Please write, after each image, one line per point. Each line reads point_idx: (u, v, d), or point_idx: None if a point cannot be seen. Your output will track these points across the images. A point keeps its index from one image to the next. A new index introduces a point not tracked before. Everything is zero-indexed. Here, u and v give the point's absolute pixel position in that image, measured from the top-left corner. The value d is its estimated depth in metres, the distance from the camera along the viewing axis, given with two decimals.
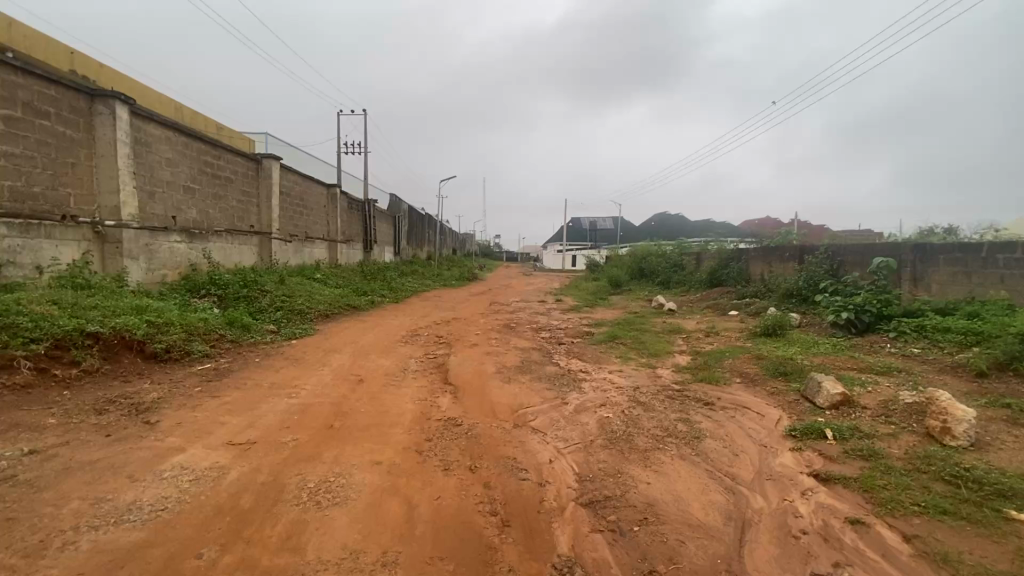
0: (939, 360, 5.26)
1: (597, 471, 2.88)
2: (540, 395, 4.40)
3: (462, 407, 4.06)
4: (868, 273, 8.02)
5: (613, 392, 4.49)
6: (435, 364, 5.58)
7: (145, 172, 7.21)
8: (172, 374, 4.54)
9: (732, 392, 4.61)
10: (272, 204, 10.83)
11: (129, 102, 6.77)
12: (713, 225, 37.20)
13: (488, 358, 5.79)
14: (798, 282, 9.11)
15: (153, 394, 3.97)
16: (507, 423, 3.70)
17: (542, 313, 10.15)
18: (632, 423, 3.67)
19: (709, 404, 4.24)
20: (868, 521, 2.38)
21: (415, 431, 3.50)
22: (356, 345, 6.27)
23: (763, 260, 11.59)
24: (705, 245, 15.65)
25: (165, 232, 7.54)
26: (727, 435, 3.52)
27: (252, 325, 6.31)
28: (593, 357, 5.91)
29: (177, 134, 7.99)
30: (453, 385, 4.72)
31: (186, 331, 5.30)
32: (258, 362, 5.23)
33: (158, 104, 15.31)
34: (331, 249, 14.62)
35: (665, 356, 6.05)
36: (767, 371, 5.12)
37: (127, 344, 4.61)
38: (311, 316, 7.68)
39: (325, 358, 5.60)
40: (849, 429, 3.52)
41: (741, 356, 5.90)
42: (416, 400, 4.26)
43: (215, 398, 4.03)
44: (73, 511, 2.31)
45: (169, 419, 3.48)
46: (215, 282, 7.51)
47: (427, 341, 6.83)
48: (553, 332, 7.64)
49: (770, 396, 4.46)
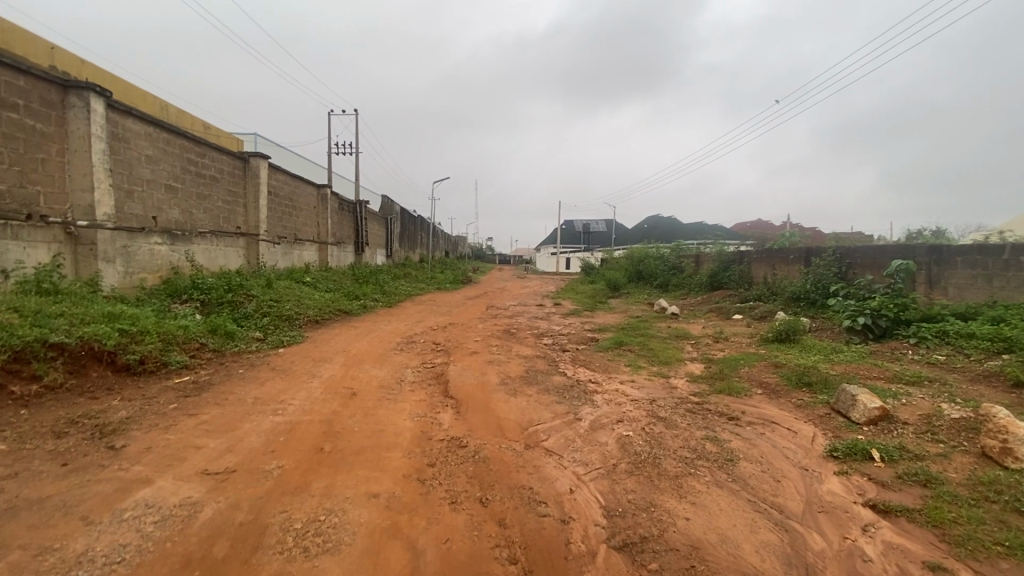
0: (968, 369, 4.97)
1: (627, 504, 2.52)
2: (550, 409, 4.04)
3: (466, 425, 3.69)
4: (881, 276, 7.74)
5: (629, 406, 4.13)
6: (434, 375, 5.20)
7: (122, 169, 6.77)
8: (145, 389, 4.11)
9: (756, 404, 4.27)
10: (259, 204, 10.39)
11: (105, 94, 6.33)
12: (707, 228, 37.08)
13: (490, 367, 5.41)
14: (806, 285, 8.84)
15: (123, 412, 3.56)
16: (517, 443, 3.34)
17: (541, 317, 9.77)
18: (656, 443, 3.32)
19: (735, 419, 3.90)
20: (950, 567, 2.06)
21: (416, 455, 3.12)
22: (347, 354, 5.87)
23: (766, 262, 11.33)
24: (704, 247, 15.36)
25: (144, 234, 7.10)
26: (762, 456, 3.17)
27: (236, 332, 5.89)
28: (601, 366, 5.55)
29: (158, 129, 7.56)
30: (454, 398, 4.34)
31: (163, 340, 4.88)
32: (241, 374, 4.81)
33: (142, 102, 14.79)
34: (322, 251, 14.17)
35: (677, 364, 5.70)
36: (789, 381, 4.79)
37: (97, 356, 4.19)
38: (300, 322, 7.26)
39: (315, 368, 5.20)
40: (896, 450, 3.20)
41: (757, 364, 5.56)
42: (415, 417, 3.87)
43: (191, 417, 3.62)
44: (8, 568, 1.91)
45: (136, 444, 3.08)
46: (198, 287, 7.09)
47: (422, 349, 6.43)
48: (555, 338, 7.28)
49: (798, 409, 4.13)
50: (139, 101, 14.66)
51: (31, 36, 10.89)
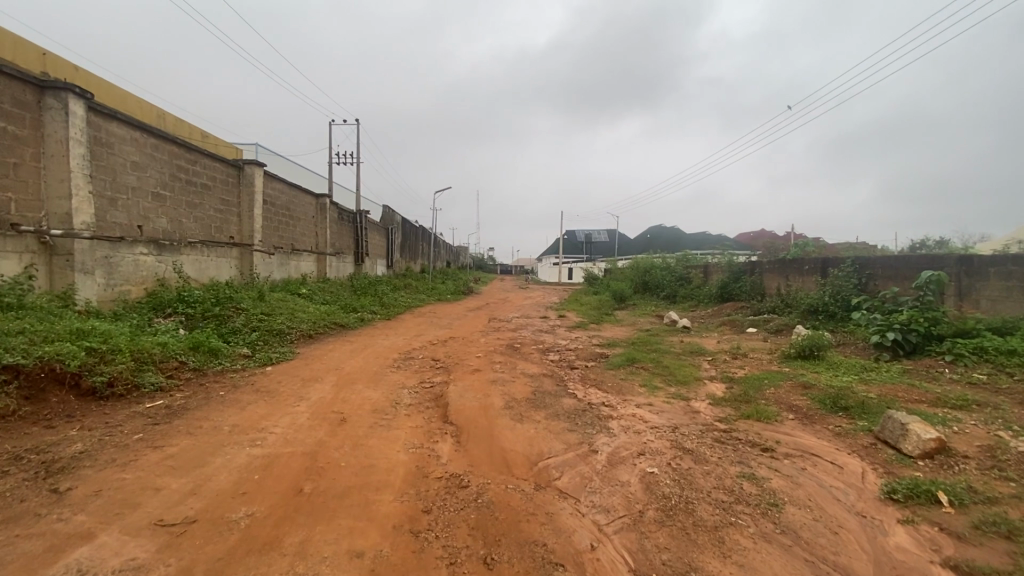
0: (1017, 390, 4.53)
1: (661, 569, 2.11)
2: (561, 439, 3.61)
3: (467, 460, 3.26)
4: (907, 288, 7.30)
5: (649, 435, 3.71)
6: (433, 396, 4.77)
7: (105, 175, 6.41)
8: (110, 416, 3.70)
9: (789, 432, 3.84)
10: (254, 213, 10.03)
11: (85, 96, 6.00)
12: (712, 238, 36.69)
13: (494, 387, 4.97)
14: (824, 297, 8.42)
15: (78, 446, 3.15)
16: (526, 483, 2.91)
17: (546, 331, 9.33)
18: (686, 482, 2.89)
19: (769, 451, 3.47)
20: None
21: (409, 499, 2.70)
22: (340, 373, 5.44)
23: (779, 273, 10.91)
24: (712, 258, 14.95)
25: (128, 243, 6.73)
26: (811, 500, 2.74)
27: (220, 349, 5.48)
28: (614, 387, 5.11)
29: (145, 134, 7.22)
30: (455, 425, 3.91)
31: (137, 360, 4.48)
32: (221, 396, 4.39)
33: (138, 110, 14.51)
34: (320, 262, 13.79)
35: (696, 384, 5.26)
36: (823, 405, 4.35)
37: (58, 379, 3.79)
38: (291, 337, 6.84)
39: (303, 390, 4.77)
40: (964, 490, 2.77)
41: (783, 384, 5.12)
42: (409, 448, 3.45)
43: (157, 449, 3.21)
44: None
45: (84, 487, 2.67)
46: (185, 300, 6.70)
47: (421, 366, 6.00)
48: (562, 354, 6.84)
49: (838, 439, 3.69)
50: (135, 109, 14.41)
51: (22, 42, 10.62)
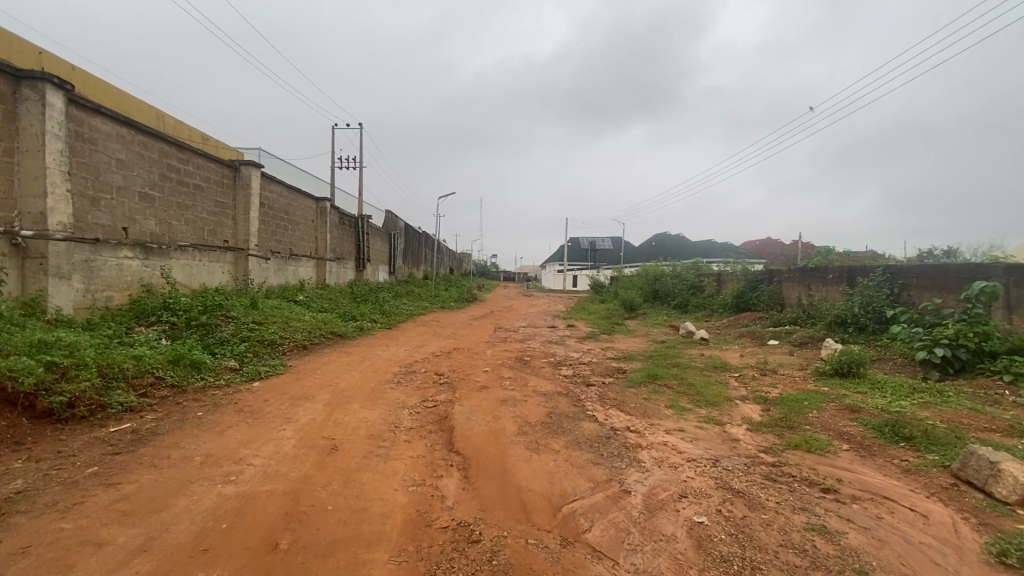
0: None
1: None
2: (586, 475, 3.10)
3: (477, 504, 2.76)
4: (948, 299, 6.76)
5: (688, 470, 3.20)
6: (436, 418, 4.26)
7: (86, 172, 5.95)
8: (64, 443, 3.20)
9: (850, 468, 3.33)
10: (250, 216, 9.59)
11: (65, 87, 5.53)
12: (719, 246, 36.22)
13: (503, 408, 4.46)
14: (853, 308, 7.89)
15: (17, 484, 2.65)
16: (550, 537, 2.42)
17: (556, 342, 8.80)
18: (744, 538, 2.39)
19: (832, 493, 2.96)
20: None
21: (411, 560, 2.21)
22: (333, 390, 4.93)
23: (799, 283, 10.38)
24: (726, 266, 14.43)
25: (111, 246, 6.27)
26: (904, 566, 2.23)
27: (204, 362, 4.98)
28: (637, 408, 4.58)
29: (133, 131, 6.77)
30: (462, 457, 3.40)
31: (106, 377, 3.98)
32: (198, 418, 3.89)
33: (136, 111, 14.13)
34: (319, 267, 13.32)
35: (728, 406, 4.73)
36: (881, 434, 3.83)
37: (8, 400, 3.31)
38: (283, 348, 6.34)
39: (292, 410, 4.27)
40: None
41: (826, 407, 4.59)
42: (408, 486, 2.94)
43: (111, 487, 2.71)
44: None
45: (10, 542, 2.17)
46: (170, 308, 6.23)
47: (422, 383, 5.49)
48: (576, 368, 6.32)
49: (908, 479, 3.18)
50: (134, 111, 14.03)
51: (16, 39, 10.24)
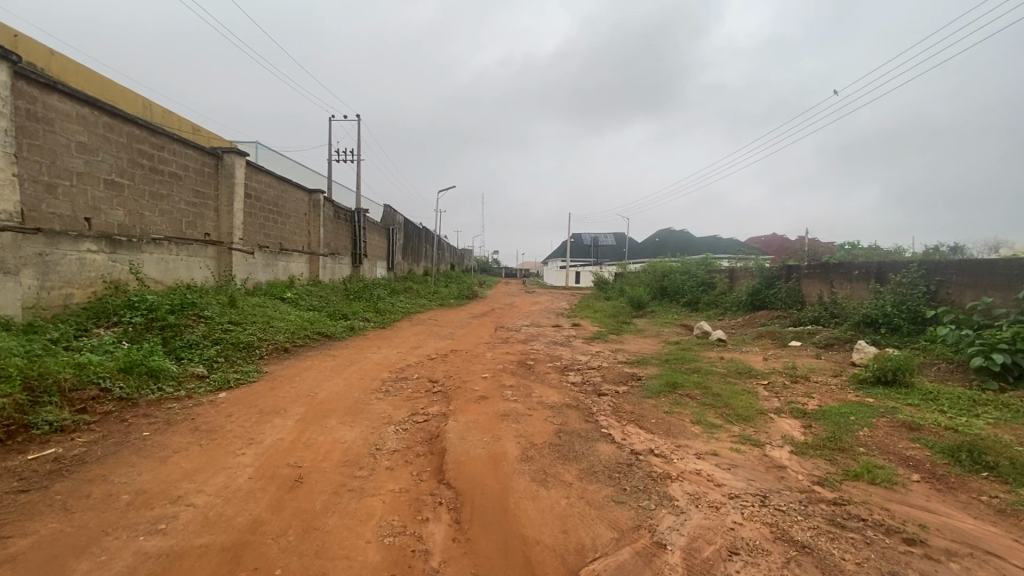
0: None
1: None
2: (609, 520, 2.48)
3: (471, 565, 2.14)
4: (997, 298, 6.10)
5: (734, 513, 2.57)
6: (426, 438, 3.63)
7: (40, 156, 5.33)
8: None
9: (931, 508, 2.70)
10: (234, 208, 8.95)
11: (9, 58, 4.91)
12: (722, 241, 35.54)
13: (504, 425, 3.83)
14: (886, 307, 7.23)
15: None
16: None
17: (561, 344, 8.14)
18: None
19: (921, 545, 2.34)
20: None
21: None
22: (310, 402, 4.31)
23: (820, 279, 9.74)
24: (738, 262, 13.78)
25: (71, 238, 5.67)
26: None
27: (164, 370, 4.36)
28: (659, 426, 3.94)
29: (98, 112, 6.14)
30: (454, 493, 2.77)
31: (34, 391, 3.37)
32: (141, 440, 3.27)
33: (122, 100, 13.50)
34: (312, 262, 12.69)
35: (763, 422, 4.09)
36: (957, 462, 3.19)
37: None
38: (261, 352, 5.73)
39: (258, 428, 3.65)
40: None
41: (878, 424, 3.95)
42: (384, 537, 2.32)
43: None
44: None
45: None
46: (136, 307, 5.61)
47: (413, 392, 4.86)
48: (586, 375, 5.69)
49: (1007, 521, 2.56)
50: (120, 99, 13.39)
51: None
